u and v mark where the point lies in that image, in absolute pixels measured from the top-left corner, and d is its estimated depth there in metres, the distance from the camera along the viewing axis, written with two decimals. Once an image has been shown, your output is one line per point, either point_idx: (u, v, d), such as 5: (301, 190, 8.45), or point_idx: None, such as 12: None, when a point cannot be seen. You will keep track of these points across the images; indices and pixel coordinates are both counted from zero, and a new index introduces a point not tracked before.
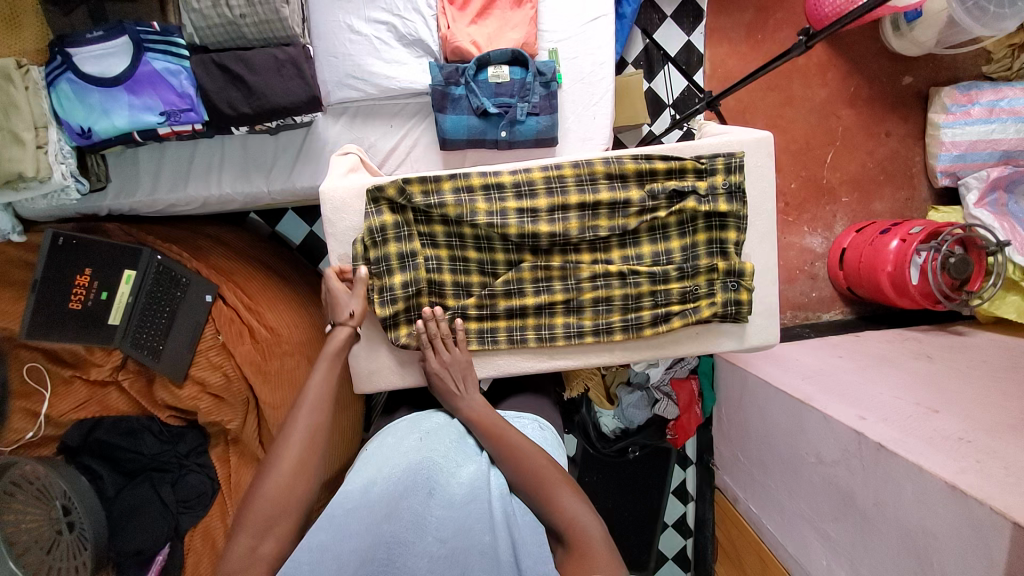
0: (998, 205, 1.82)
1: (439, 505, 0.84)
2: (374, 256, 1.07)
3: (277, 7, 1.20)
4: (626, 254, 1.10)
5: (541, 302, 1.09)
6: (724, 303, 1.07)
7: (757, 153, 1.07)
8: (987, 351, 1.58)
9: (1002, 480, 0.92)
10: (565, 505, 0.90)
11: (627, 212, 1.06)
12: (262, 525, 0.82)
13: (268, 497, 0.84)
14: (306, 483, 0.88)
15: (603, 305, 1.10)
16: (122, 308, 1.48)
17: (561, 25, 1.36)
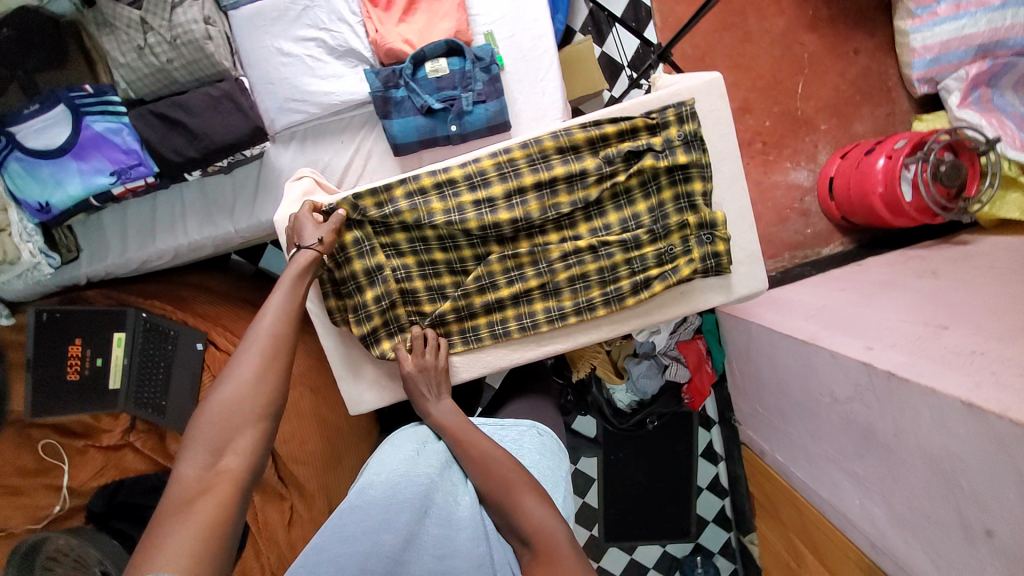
0: (982, 102, 1.75)
1: (436, 523, 0.85)
2: (340, 276, 1.05)
3: (202, 45, 1.19)
4: (592, 227, 1.08)
5: (516, 292, 1.07)
6: (702, 255, 1.03)
7: (709, 97, 1.02)
8: (995, 255, 1.52)
9: (1020, 387, 0.87)
10: (534, 513, 0.86)
11: (586, 182, 1.03)
12: (218, 440, 0.77)
13: (222, 410, 0.79)
14: (266, 395, 0.82)
15: (578, 286, 1.07)
16: (120, 371, 1.50)
17: (492, 6, 1.32)
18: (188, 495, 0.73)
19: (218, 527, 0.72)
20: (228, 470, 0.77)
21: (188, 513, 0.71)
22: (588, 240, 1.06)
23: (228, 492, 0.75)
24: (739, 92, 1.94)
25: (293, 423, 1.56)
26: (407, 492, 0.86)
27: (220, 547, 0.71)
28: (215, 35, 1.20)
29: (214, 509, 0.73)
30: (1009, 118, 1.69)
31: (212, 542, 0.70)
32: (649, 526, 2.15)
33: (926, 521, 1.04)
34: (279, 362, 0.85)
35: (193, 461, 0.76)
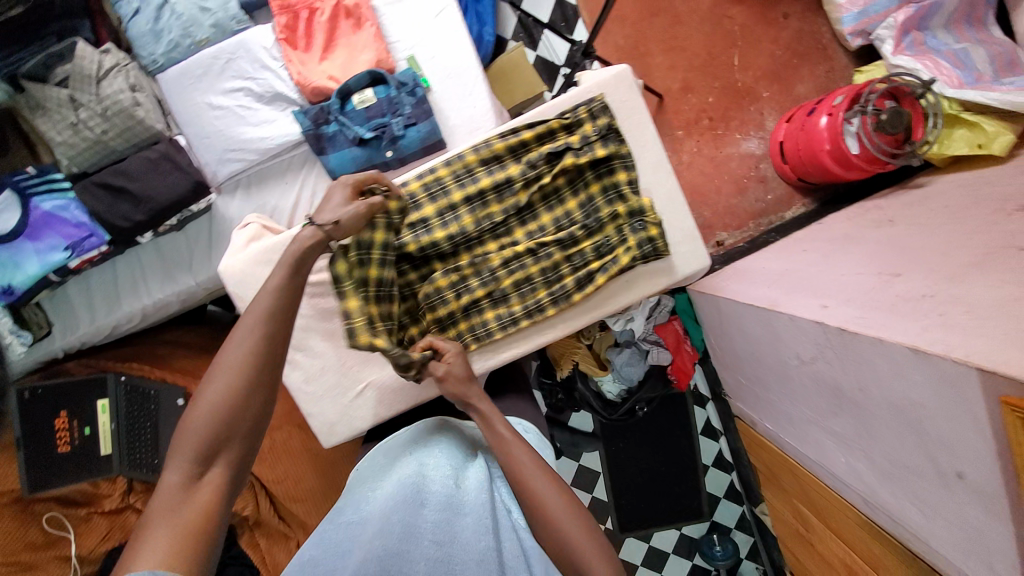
0: (916, 46, 1.76)
1: (434, 511, 0.87)
2: (359, 275, 1.00)
3: (132, 111, 1.23)
4: (529, 231, 1.10)
5: (466, 304, 1.08)
6: (637, 241, 1.03)
7: (618, 90, 1.06)
8: (950, 193, 1.51)
9: (966, 326, 0.86)
10: (547, 499, 0.86)
11: (515, 191, 1.06)
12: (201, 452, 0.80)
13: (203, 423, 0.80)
14: (251, 410, 0.83)
15: (524, 289, 1.08)
16: (109, 437, 1.54)
17: (409, 31, 1.35)
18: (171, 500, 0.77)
19: (198, 538, 0.76)
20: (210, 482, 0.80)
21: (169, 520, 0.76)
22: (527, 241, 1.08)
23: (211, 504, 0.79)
24: (677, 73, 1.97)
25: (285, 461, 1.60)
26: (400, 494, 0.89)
27: (200, 557, 0.76)
28: (143, 100, 1.25)
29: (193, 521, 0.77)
30: (942, 57, 1.70)
31: (190, 552, 0.75)
32: (662, 511, 2.13)
33: (907, 472, 1.02)
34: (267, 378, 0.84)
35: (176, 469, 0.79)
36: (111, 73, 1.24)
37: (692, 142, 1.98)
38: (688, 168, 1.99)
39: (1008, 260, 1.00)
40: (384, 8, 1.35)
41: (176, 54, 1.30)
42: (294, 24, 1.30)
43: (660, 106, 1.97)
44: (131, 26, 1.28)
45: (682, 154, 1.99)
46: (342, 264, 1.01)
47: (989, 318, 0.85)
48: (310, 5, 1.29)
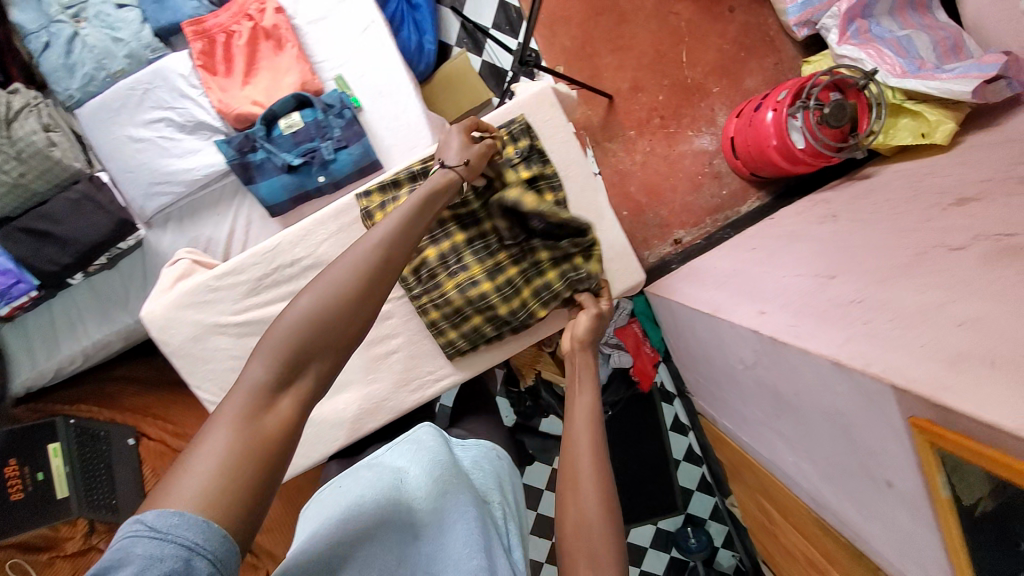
0: (860, 35, 1.72)
1: (424, 542, 0.79)
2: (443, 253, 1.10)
3: (48, 153, 1.18)
4: (487, 253, 1.10)
5: (432, 323, 1.12)
6: (584, 277, 1.05)
7: (541, 111, 1.10)
8: (893, 184, 1.51)
9: (887, 337, 0.86)
10: (585, 489, 0.78)
11: (475, 217, 1.10)
12: (301, 354, 0.67)
13: (308, 320, 0.67)
14: (352, 319, 0.70)
15: (482, 310, 1.10)
16: (64, 480, 1.43)
17: (335, 51, 1.32)
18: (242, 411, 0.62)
19: (259, 468, 0.61)
20: (285, 404, 0.65)
21: (232, 438, 0.61)
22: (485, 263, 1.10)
23: (285, 427, 0.64)
24: (627, 73, 1.95)
25: None
26: (389, 499, 0.83)
27: (261, 492, 0.60)
28: (59, 140, 1.19)
29: (258, 442, 0.62)
30: (886, 46, 1.66)
31: (247, 487, 0.59)
32: (637, 510, 2.09)
33: (845, 475, 1.03)
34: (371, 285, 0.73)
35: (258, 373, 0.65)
36: (21, 113, 1.18)
37: (645, 141, 1.97)
38: (643, 168, 1.97)
39: (934, 261, 1.01)
40: (307, 27, 1.31)
41: (92, 88, 1.25)
42: (212, 49, 1.25)
43: (611, 106, 1.95)
44: (41, 61, 1.22)
45: (636, 154, 1.97)
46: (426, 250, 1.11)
47: (908, 329, 0.85)
48: (227, 28, 1.25)
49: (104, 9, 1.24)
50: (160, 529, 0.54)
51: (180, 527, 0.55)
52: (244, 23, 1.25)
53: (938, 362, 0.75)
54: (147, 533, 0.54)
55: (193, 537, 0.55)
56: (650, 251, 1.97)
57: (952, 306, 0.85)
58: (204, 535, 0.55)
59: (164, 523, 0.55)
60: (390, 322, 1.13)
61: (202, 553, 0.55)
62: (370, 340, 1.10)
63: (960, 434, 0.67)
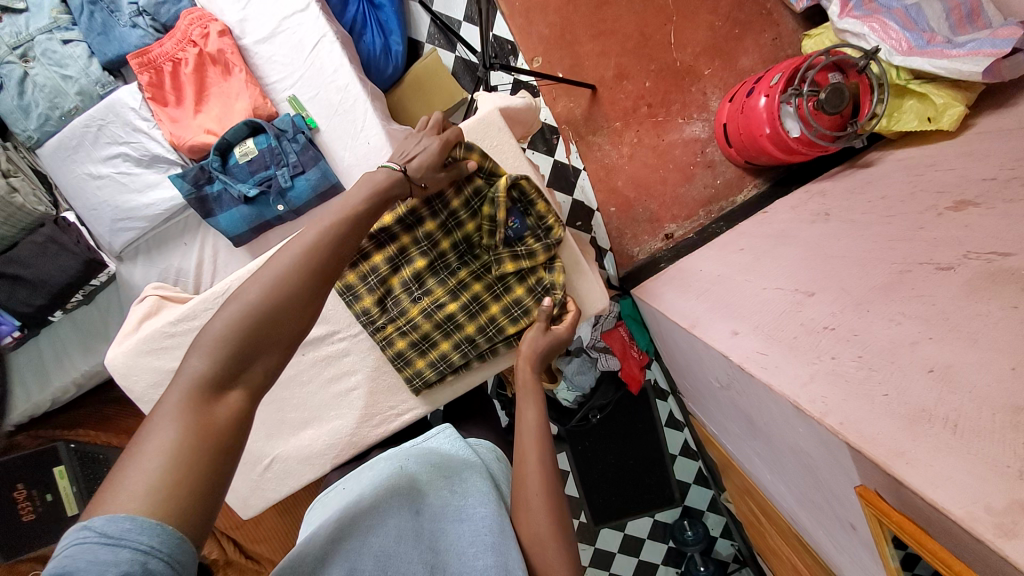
0: (865, 4, 1.55)
1: (432, 517, 0.85)
2: (403, 281, 1.08)
3: (9, 199, 1.19)
4: (449, 273, 1.09)
5: (398, 354, 1.10)
6: (550, 289, 1.05)
7: (488, 134, 1.06)
8: (892, 175, 1.39)
9: (852, 379, 0.81)
10: (531, 497, 0.83)
11: (434, 241, 1.07)
12: (251, 344, 0.64)
13: (267, 307, 0.66)
14: (307, 309, 0.69)
15: (450, 334, 1.09)
16: (73, 499, 1.51)
17: (287, 70, 1.27)
18: (188, 404, 0.59)
19: (208, 463, 0.57)
20: (235, 398, 0.63)
21: (179, 431, 0.57)
22: (449, 283, 1.08)
23: (234, 422, 0.61)
24: (610, 60, 1.83)
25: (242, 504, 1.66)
26: (399, 495, 0.86)
27: (215, 487, 0.57)
28: (19, 185, 1.21)
29: (206, 433, 0.58)
30: (892, 18, 1.48)
31: (198, 482, 0.56)
32: (634, 503, 2.03)
33: (817, 506, 0.99)
34: (329, 273, 0.72)
35: (197, 362, 0.62)
36: None
37: (632, 132, 1.86)
38: (631, 161, 1.87)
39: (918, 282, 0.92)
40: (255, 46, 1.26)
41: (50, 127, 1.23)
42: (160, 80, 1.21)
43: (594, 97, 1.84)
44: None
45: (623, 147, 1.86)
46: (387, 276, 1.08)
47: (875, 371, 0.79)
48: (173, 57, 1.20)
49: (51, 46, 1.21)
50: (111, 537, 0.50)
51: (132, 532, 0.51)
52: (188, 50, 1.21)
53: (897, 420, 0.70)
54: (97, 541, 0.50)
55: (148, 542, 0.51)
56: (639, 248, 1.89)
57: (925, 346, 0.77)
58: (160, 537, 0.51)
59: (115, 530, 0.50)
60: (347, 359, 1.12)
61: (160, 555, 0.51)
62: (330, 377, 1.13)
63: (905, 517, 0.65)
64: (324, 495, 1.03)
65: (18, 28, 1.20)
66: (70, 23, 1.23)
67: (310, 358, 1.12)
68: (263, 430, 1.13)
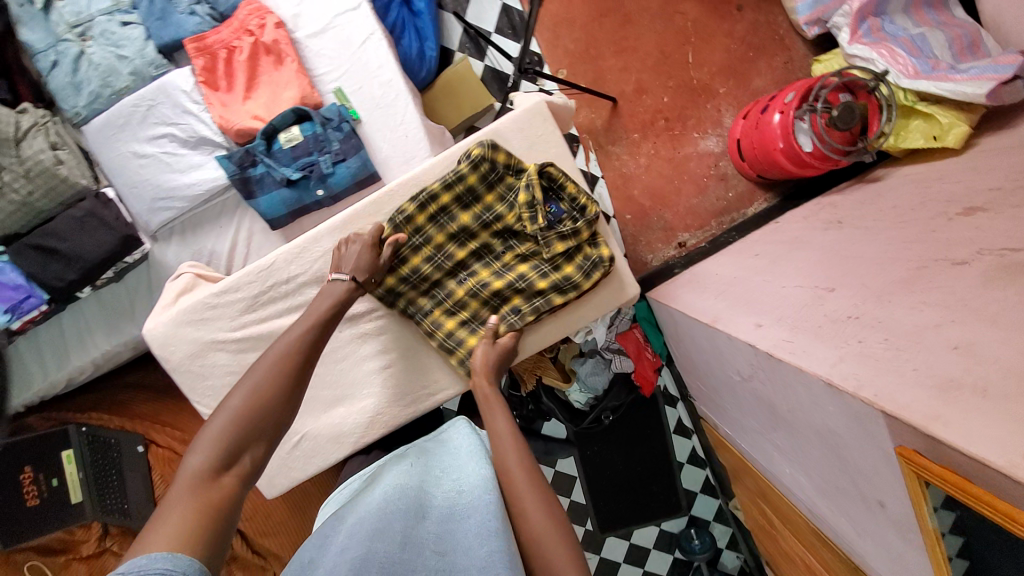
0: (873, 33, 1.65)
1: (436, 521, 0.81)
2: (451, 269, 1.12)
3: (54, 171, 1.22)
4: (493, 259, 1.13)
5: (450, 338, 1.11)
6: (597, 262, 1.09)
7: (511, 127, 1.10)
8: (901, 187, 1.47)
9: (881, 358, 0.85)
10: (527, 502, 0.82)
11: (473, 233, 1.11)
12: (237, 441, 0.75)
13: (250, 406, 0.78)
14: (285, 405, 0.81)
15: (496, 312, 1.12)
16: (78, 485, 1.49)
17: (333, 63, 1.32)
18: (189, 493, 0.69)
19: (211, 535, 0.66)
20: (228, 480, 0.73)
21: (187, 506, 0.67)
22: (493, 267, 1.12)
23: (227, 501, 0.71)
24: (631, 74, 1.92)
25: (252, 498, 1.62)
26: (400, 501, 0.82)
27: (215, 554, 0.65)
28: (65, 158, 1.24)
29: (208, 512, 0.68)
30: (898, 46, 1.59)
31: (204, 551, 0.64)
32: (640, 510, 2.02)
33: (841, 494, 1.01)
34: (300, 370, 0.85)
35: (201, 455, 0.72)
36: (30, 133, 1.23)
37: (649, 143, 1.94)
38: (647, 171, 1.94)
39: (936, 276, 0.97)
40: (306, 40, 1.32)
41: (98, 105, 1.27)
42: (214, 65, 1.27)
43: (614, 109, 1.93)
44: (50, 79, 1.25)
45: (639, 157, 1.94)
46: (434, 271, 1.11)
47: (903, 351, 0.83)
48: (228, 44, 1.27)
49: (109, 26, 1.27)
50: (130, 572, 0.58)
51: (147, 564, 0.58)
52: (244, 39, 1.27)
53: (929, 390, 0.74)
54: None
55: (165, 566, 0.59)
56: (653, 255, 1.94)
57: (948, 328, 0.82)
58: (173, 563, 0.60)
59: (134, 565, 0.58)
60: (382, 338, 1.14)
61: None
62: (363, 354, 1.15)
63: (950, 471, 0.67)
64: (337, 492, 1.07)
65: (79, 8, 1.26)
66: (130, 8, 1.29)
67: (348, 335, 1.14)
68: None
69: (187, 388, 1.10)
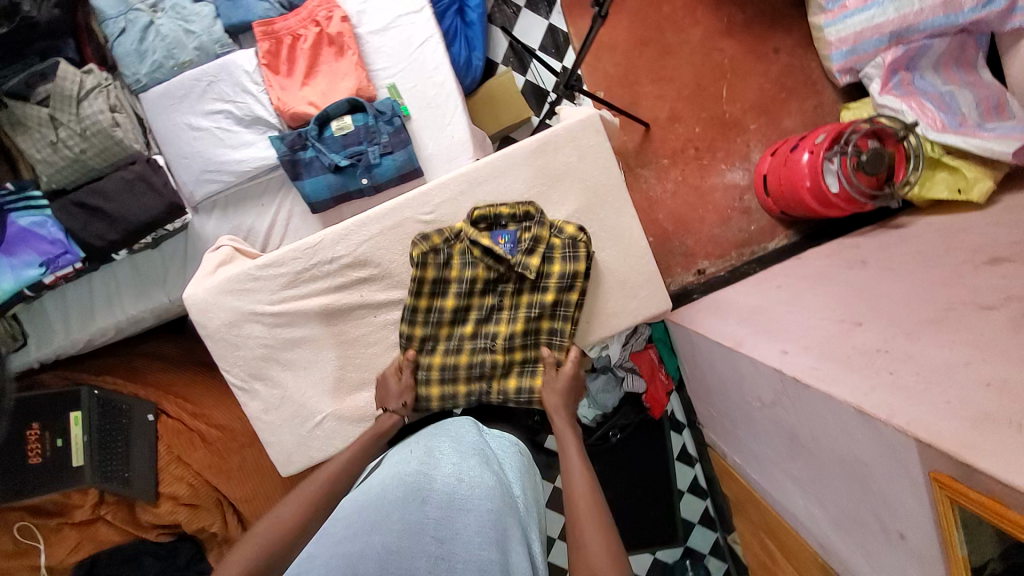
0: (903, 86, 1.72)
1: (437, 506, 0.74)
2: (476, 335, 1.10)
3: (111, 132, 1.25)
4: (497, 313, 1.11)
5: (518, 387, 1.09)
6: (573, 247, 1.07)
7: (448, 191, 1.11)
8: (924, 235, 1.51)
9: (912, 389, 0.87)
10: (587, 528, 0.78)
11: (467, 308, 1.11)
12: (262, 559, 0.80)
13: (277, 526, 0.83)
14: (304, 531, 0.85)
15: (539, 346, 1.09)
16: (81, 449, 1.45)
17: (390, 60, 1.37)
18: None
19: None
20: None
21: None
22: (504, 317, 1.10)
23: None
24: (666, 103, 1.99)
25: (253, 480, 1.61)
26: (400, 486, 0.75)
27: None
28: (121, 121, 1.26)
29: None
30: (928, 100, 1.65)
31: None
32: (635, 537, 1.93)
33: (859, 525, 1.02)
34: (331, 495, 0.90)
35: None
36: (91, 93, 1.25)
37: (678, 170, 1.99)
38: (673, 197, 1.99)
39: (964, 318, 1.00)
40: (368, 35, 1.37)
41: (159, 75, 1.31)
42: (277, 50, 1.31)
43: (647, 133, 1.98)
44: (116, 45, 1.29)
45: (667, 183, 1.99)
46: (463, 353, 1.10)
47: (935, 385, 0.86)
48: (294, 31, 1.31)
49: (181, 2, 1.31)
50: None
51: None
52: (310, 28, 1.31)
53: (963, 422, 0.76)
54: None
55: None
56: (672, 279, 1.98)
57: (978, 366, 0.85)
58: None
59: None
60: None
61: None
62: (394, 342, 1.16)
63: (988, 497, 0.68)
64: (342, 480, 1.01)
65: None
66: None
67: (380, 321, 1.12)
68: (320, 386, 1.13)
69: (220, 357, 1.11)
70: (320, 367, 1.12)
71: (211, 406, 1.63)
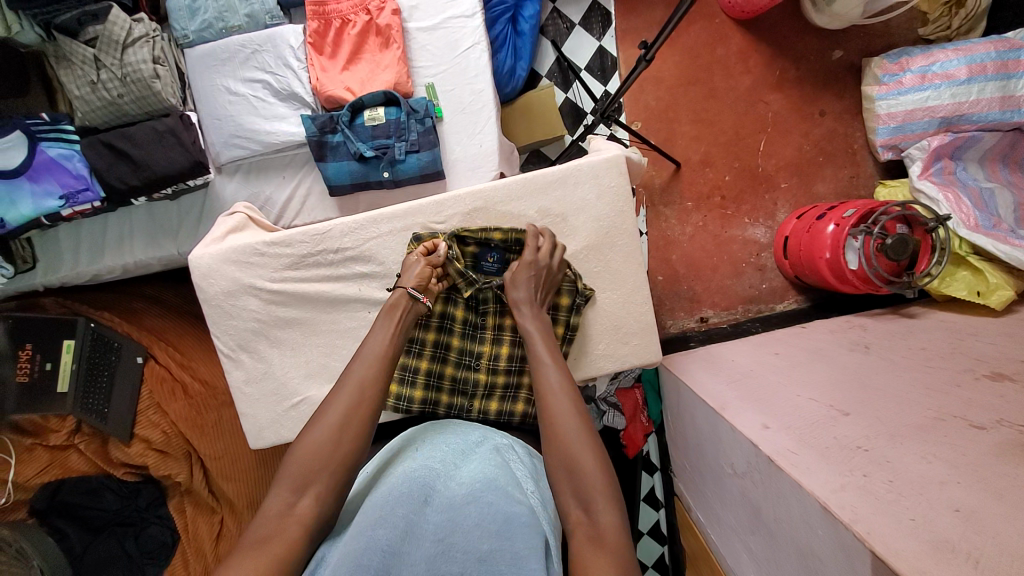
0: (944, 174, 1.68)
1: (438, 509, 0.73)
2: (461, 351, 1.12)
3: (150, 83, 1.26)
4: (481, 330, 1.14)
5: (497, 407, 1.10)
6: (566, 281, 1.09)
7: (459, 203, 1.11)
8: (934, 331, 1.49)
9: (882, 498, 0.86)
10: (594, 494, 0.75)
11: (453, 319, 1.12)
12: (300, 482, 0.75)
13: (312, 448, 0.77)
14: (346, 446, 0.79)
15: (523, 373, 1.11)
16: (67, 376, 1.45)
17: (433, 59, 1.37)
18: (257, 541, 0.69)
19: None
20: (299, 518, 0.72)
21: (254, 559, 0.66)
22: (488, 337, 1.13)
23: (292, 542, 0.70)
24: (701, 145, 1.97)
25: (225, 440, 1.63)
26: (403, 488, 0.76)
27: None
28: (162, 74, 1.28)
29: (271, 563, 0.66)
30: (967, 194, 1.61)
31: None
32: None
33: None
34: (363, 406, 0.82)
35: (274, 500, 0.74)
36: (137, 42, 1.26)
37: (700, 215, 1.97)
38: (690, 241, 1.97)
39: (951, 432, 0.98)
40: (416, 32, 1.37)
41: (207, 34, 1.34)
42: (325, 31, 1.33)
43: (676, 173, 1.97)
44: None
45: (687, 226, 1.97)
46: (447, 365, 1.11)
47: (904, 497, 0.84)
48: (344, 16, 1.32)
49: None
50: None
51: None
52: (361, 15, 1.32)
53: (923, 544, 0.74)
54: None
55: None
56: (673, 321, 1.97)
57: (952, 488, 0.83)
58: None
59: None
60: None
61: None
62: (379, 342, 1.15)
63: None
64: None
65: None
66: None
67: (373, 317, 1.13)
68: (303, 369, 1.14)
69: (212, 325, 1.13)
70: (306, 351, 1.14)
71: (198, 359, 1.66)
